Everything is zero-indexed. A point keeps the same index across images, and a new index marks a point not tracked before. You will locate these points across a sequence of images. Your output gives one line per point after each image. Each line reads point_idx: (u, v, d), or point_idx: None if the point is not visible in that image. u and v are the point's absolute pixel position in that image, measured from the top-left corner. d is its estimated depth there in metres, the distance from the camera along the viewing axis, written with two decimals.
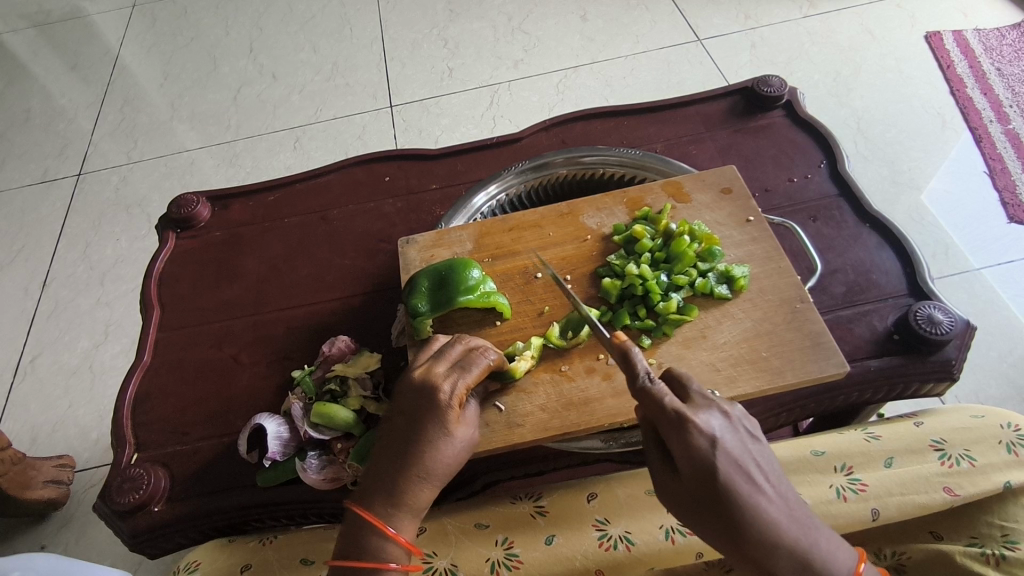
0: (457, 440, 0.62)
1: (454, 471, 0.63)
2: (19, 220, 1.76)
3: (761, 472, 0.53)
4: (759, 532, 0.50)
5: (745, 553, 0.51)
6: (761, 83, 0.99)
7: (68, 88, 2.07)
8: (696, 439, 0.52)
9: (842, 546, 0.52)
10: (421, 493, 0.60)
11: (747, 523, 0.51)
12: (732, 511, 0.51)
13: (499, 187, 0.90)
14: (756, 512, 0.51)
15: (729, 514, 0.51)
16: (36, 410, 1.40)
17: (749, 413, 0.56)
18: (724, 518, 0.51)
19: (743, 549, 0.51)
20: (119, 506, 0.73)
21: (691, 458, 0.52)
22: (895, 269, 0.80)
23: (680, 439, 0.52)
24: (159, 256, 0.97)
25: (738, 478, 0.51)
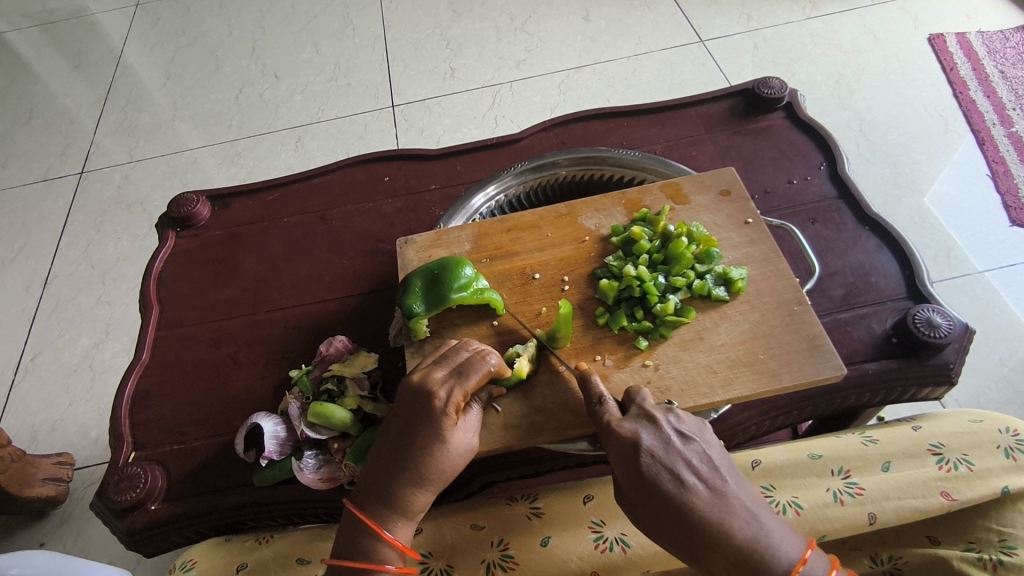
0: (460, 449, 0.62)
1: (451, 477, 0.63)
2: (21, 218, 1.76)
3: (692, 467, 0.56)
4: (688, 524, 0.54)
5: (684, 548, 0.55)
6: (762, 85, 0.99)
7: (71, 87, 2.08)
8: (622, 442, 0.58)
9: (785, 537, 0.54)
10: (418, 499, 0.61)
11: (674, 516, 0.55)
12: (659, 506, 0.55)
13: (498, 187, 0.90)
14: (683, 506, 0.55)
15: (657, 510, 0.56)
16: (36, 407, 1.41)
17: (683, 417, 0.59)
18: (654, 514, 0.56)
19: (676, 541, 0.55)
20: (117, 504, 0.73)
21: (621, 458, 0.58)
22: (893, 272, 0.80)
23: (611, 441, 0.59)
24: (158, 256, 0.97)
25: (664, 475, 0.56)
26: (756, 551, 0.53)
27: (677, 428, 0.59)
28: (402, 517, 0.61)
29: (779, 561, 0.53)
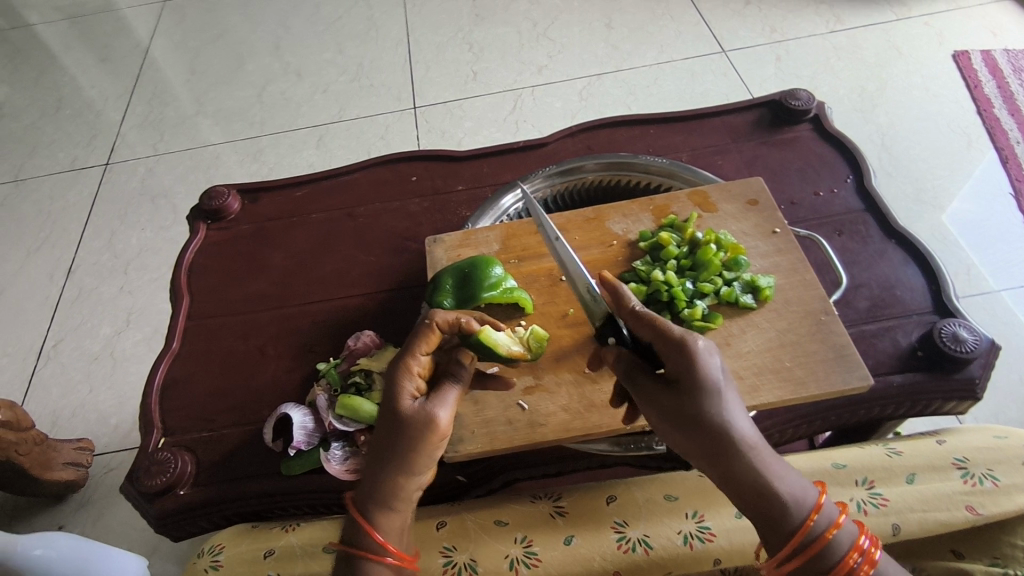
0: (410, 422, 0.59)
1: (409, 447, 0.59)
2: (47, 207, 1.80)
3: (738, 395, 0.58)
4: (744, 445, 0.55)
5: (721, 458, 0.55)
6: (789, 96, 1.00)
7: (98, 81, 2.11)
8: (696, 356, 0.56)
9: (801, 476, 0.57)
10: (386, 480, 0.59)
11: (736, 436, 0.55)
12: (724, 423, 0.55)
13: (527, 189, 0.91)
14: (741, 428, 0.55)
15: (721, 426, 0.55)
16: (58, 392, 1.43)
17: None
18: (719, 431, 0.55)
19: (719, 451, 0.55)
20: (148, 488, 0.74)
21: (688, 374, 0.56)
22: (919, 286, 0.80)
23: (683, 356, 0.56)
24: (189, 247, 0.99)
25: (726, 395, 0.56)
26: (791, 482, 0.55)
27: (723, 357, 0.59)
28: (382, 505, 0.59)
29: (807, 498, 0.55)
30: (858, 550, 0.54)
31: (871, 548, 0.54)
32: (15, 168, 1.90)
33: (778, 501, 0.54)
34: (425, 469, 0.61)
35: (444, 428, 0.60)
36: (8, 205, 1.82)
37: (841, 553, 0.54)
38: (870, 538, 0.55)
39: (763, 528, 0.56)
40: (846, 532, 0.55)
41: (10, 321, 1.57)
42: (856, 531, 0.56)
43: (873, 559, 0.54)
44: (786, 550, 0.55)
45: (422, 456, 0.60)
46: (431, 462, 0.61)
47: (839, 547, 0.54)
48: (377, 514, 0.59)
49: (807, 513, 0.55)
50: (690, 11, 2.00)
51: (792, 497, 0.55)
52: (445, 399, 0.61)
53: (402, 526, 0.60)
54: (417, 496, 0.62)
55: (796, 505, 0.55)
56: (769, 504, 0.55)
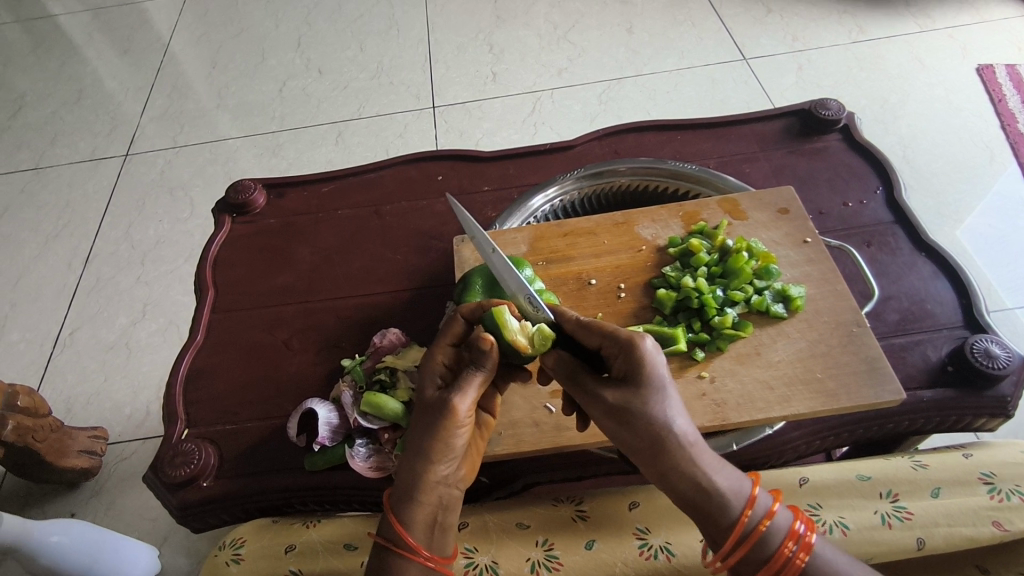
0: (430, 407, 0.60)
1: (423, 430, 0.59)
2: (66, 196, 1.81)
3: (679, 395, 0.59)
4: (681, 443, 0.55)
5: (658, 455, 0.55)
6: (819, 106, 1.00)
7: (120, 72, 2.13)
8: (641, 354, 0.57)
9: (738, 471, 0.57)
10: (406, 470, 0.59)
11: (677, 434, 0.55)
12: (664, 419, 0.55)
13: (557, 191, 0.91)
14: (682, 424, 0.56)
15: (661, 421, 0.55)
16: (74, 380, 1.44)
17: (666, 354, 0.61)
18: (659, 426, 0.55)
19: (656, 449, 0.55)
20: (171, 479, 0.74)
21: (633, 371, 0.57)
22: (950, 300, 0.80)
23: (629, 353, 0.57)
24: (215, 240, 1.00)
25: (669, 393, 0.57)
26: (730, 476, 0.56)
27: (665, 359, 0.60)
28: (405, 496, 0.59)
29: (744, 490, 0.56)
30: (794, 538, 0.55)
31: (808, 535, 0.56)
32: (35, 157, 1.92)
33: (718, 495, 0.55)
34: (450, 460, 0.60)
35: (462, 412, 0.59)
36: (28, 192, 1.83)
37: (777, 542, 0.55)
38: (806, 523, 0.56)
39: (703, 522, 0.56)
40: (780, 521, 0.56)
41: (27, 308, 1.58)
42: (789, 519, 0.56)
43: (809, 546, 0.55)
44: (727, 544, 0.55)
45: (441, 443, 0.59)
46: (455, 454, 0.60)
47: (774, 537, 0.55)
48: (400, 506, 0.59)
49: (741, 509, 0.55)
50: (712, 18, 1.99)
51: (730, 491, 0.55)
52: (465, 382, 0.60)
53: (431, 522, 0.59)
54: (448, 494, 0.60)
55: (733, 498, 0.55)
56: (708, 498, 0.55)
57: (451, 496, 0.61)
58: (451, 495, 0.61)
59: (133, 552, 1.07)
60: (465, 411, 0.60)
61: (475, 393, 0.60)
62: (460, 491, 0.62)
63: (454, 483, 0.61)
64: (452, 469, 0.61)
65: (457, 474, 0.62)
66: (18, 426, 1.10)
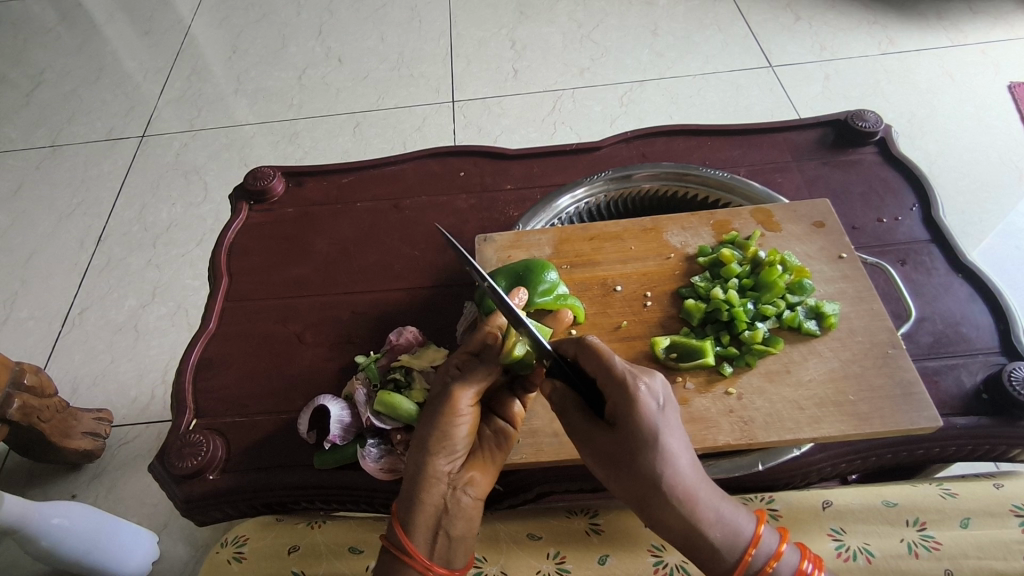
0: (433, 400, 0.61)
1: (429, 427, 0.59)
2: (81, 174, 1.80)
3: (680, 435, 0.55)
4: (676, 495, 0.54)
5: (647, 506, 0.55)
6: (856, 117, 0.97)
7: (139, 53, 2.12)
8: (633, 402, 0.53)
9: (741, 515, 0.57)
10: (408, 467, 0.58)
11: (669, 488, 0.53)
12: (655, 473, 0.53)
13: (585, 192, 0.89)
14: (675, 475, 0.54)
15: (650, 476, 0.53)
16: (81, 361, 1.43)
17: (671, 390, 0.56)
18: (650, 481, 0.53)
19: (645, 500, 0.54)
20: (177, 470, 0.73)
21: (625, 420, 0.54)
22: (986, 325, 0.77)
23: (622, 398, 0.54)
24: (231, 227, 0.98)
25: (664, 442, 0.53)
26: (725, 526, 0.55)
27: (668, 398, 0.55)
28: (405, 495, 0.57)
29: (744, 538, 0.56)
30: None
31: (816, 574, 0.56)
32: (52, 134, 1.91)
33: (710, 544, 0.55)
34: (452, 456, 0.59)
35: (462, 402, 0.59)
36: (44, 169, 1.82)
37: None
38: (813, 561, 0.57)
39: (697, 562, 0.57)
40: (788, 561, 0.57)
41: (37, 286, 1.57)
42: (797, 558, 0.57)
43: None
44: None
45: (441, 435, 0.59)
46: (456, 450, 0.59)
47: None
48: (400, 506, 0.57)
49: (744, 551, 0.56)
50: (738, 23, 1.96)
51: (723, 540, 0.55)
52: (470, 376, 0.60)
53: (434, 527, 0.57)
54: (453, 497, 0.58)
55: (731, 547, 0.55)
56: (701, 545, 0.55)
57: (458, 500, 0.58)
58: (457, 499, 0.58)
59: (128, 527, 1.07)
60: (467, 403, 0.59)
61: (478, 385, 0.60)
62: (470, 497, 0.59)
63: (460, 486, 0.59)
64: (456, 469, 0.59)
65: (464, 477, 0.60)
66: (24, 405, 1.09)
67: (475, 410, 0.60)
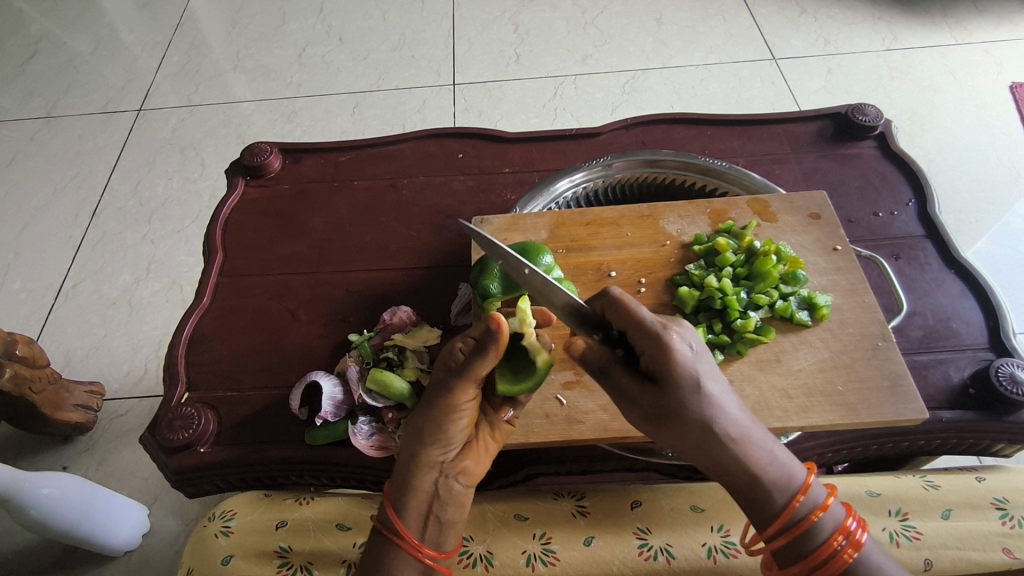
0: (434, 389, 0.58)
1: (427, 421, 0.57)
2: (76, 147, 1.78)
3: (721, 376, 0.54)
4: (731, 438, 0.53)
5: (705, 451, 0.54)
6: (857, 110, 0.97)
7: (137, 26, 2.09)
8: (675, 353, 0.52)
9: (792, 456, 0.55)
10: (404, 452, 0.58)
11: (724, 430, 0.53)
12: (708, 420, 0.52)
13: (583, 176, 0.89)
14: (728, 419, 0.53)
15: (710, 427, 0.52)
16: (74, 334, 1.42)
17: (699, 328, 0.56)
18: (705, 429, 0.52)
19: (701, 448, 0.54)
20: (168, 442, 0.73)
21: (668, 373, 0.52)
22: (976, 321, 0.78)
23: (663, 350, 0.52)
24: (227, 202, 0.97)
25: (711, 387, 0.53)
26: (777, 467, 0.54)
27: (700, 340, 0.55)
28: (399, 479, 0.58)
29: (798, 476, 0.54)
30: (844, 533, 0.54)
31: (858, 532, 0.54)
32: (47, 105, 1.89)
33: (765, 487, 0.54)
34: (447, 448, 0.58)
35: (462, 399, 0.57)
36: (39, 140, 1.81)
37: (826, 534, 0.54)
38: (857, 520, 0.54)
39: (749, 509, 0.56)
40: (832, 515, 0.54)
41: (30, 257, 1.56)
42: (841, 515, 0.55)
43: (858, 544, 0.53)
44: (772, 529, 0.55)
45: (434, 427, 0.57)
46: (452, 440, 0.58)
47: (825, 527, 0.54)
48: (393, 489, 0.58)
49: (796, 492, 0.54)
50: (743, 14, 1.95)
51: (779, 478, 0.54)
52: (471, 371, 0.55)
53: (425, 513, 0.57)
54: (447, 485, 0.58)
55: (781, 490, 0.54)
56: (757, 489, 0.54)
57: (451, 489, 0.58)
58: (447, 486, 0.58)
59: (113, 493, 1.08)
60: (470, 397, 0.57)
61: (476, 381, 0.56)
62: (462, 485, 0.59)
63: (452, 475, 0.59)
64: (451, 459, 0.59)
65: (458, 466, 0.59)
66: (15, 374, 1.09)
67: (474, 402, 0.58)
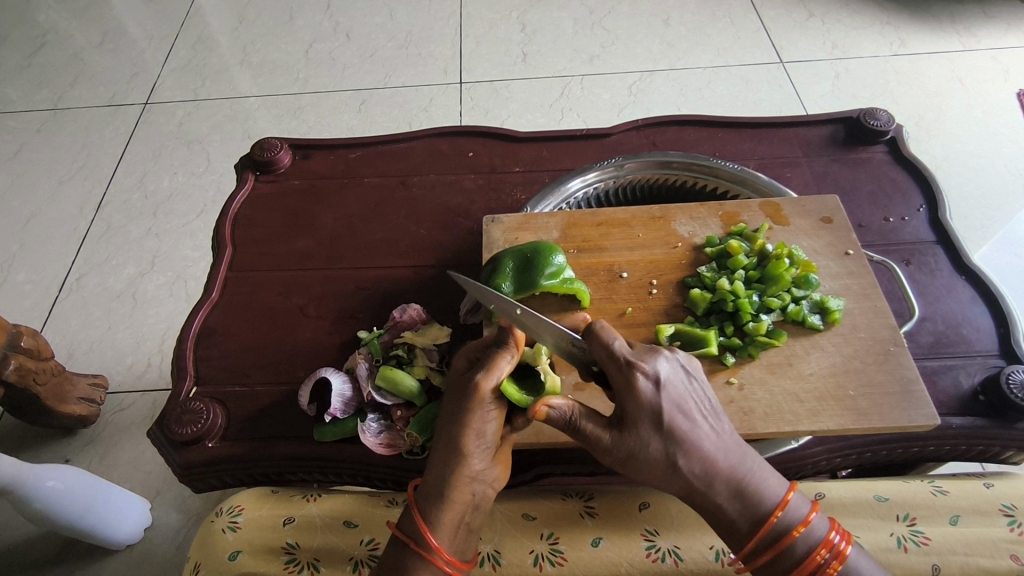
0: (458, 390, 0.57)
1: (460, 430, 0.56)
2: (82, 139, 1.78)
3: (694, 412, 0.55)
4: (695, 473, 0.55)
5: (668, 484, 0.56)
6: (869, 115, 0.97)
7: (144, 19, 2.09)
8: (639, 391, 0.53)
9: (767, 477, 0.56)
10: (437, 465, 0.57)
11: (687, 467, 0.54)
12: (670, 460, 0.54)
13: (595, 177, 0.89)
14: (693, 457, 0.54)
15: (673, 463, 0.54)
16: (77, 326, 1.42)
17: (682, 360, 0.56)
18: (667, 466, 0.54)
19: (664, 483, 0.56)
20: (177, 436, 0.73)
21: (630, 409, 0.54)
22: (987, 327, 0.78)
23: (626, 386, 0.53)
24: (236, 196, 0.97)
25: (676, 424, 0.54)
26: (745, 498, 0.55)
27: (681, 373, 0.55)
28: (432, 493, 0.57)
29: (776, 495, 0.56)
30: (828, 547, 0.56)
31: (842, 545, 0.56)
32: (54, 97, 1.89)
33: (726, 515, 0.56)
34: (483, 456, 0.57)
35: (486, 398, 0.56)
36: (45, 132, 1.80)
37: (809, 547, 0.56)
38: (841, 534, 0.57)
39: (716, 528, 0.58)
40: (815, 530, 0.56)
41: (35, 249, 1.56)
42: (824, 528, 0.57)
43: (843, 556, 0.56)
44: (749, 549, 0.57)
45: (465, 432, 0.56)
46: (482, 446, 0.57)
47: (805, 542, 0.56)
48: (427, 503, 0.57)
49: (771, 511, 0.56)
50: (751, 17, 1.94)
51: (747, 508, 0.56)
52: (495, 364, 0.56)
53: (457, 523, 0.57)
54: (482, 493, 0.58)
55: (747, 516, 0.56)
56: (719, 514, 0.57)
57: (484, 494, 0.58)
58: (482, 493, 0.58)
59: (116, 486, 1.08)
60: (490, 394, 0.56)
61: (500, 376, 0.56)
62: (494, 489, 0.59)
63: (486, 481, 0.58)
64: (486, 466, 0.58)
65: (492, 473, 0.59)
66: (20, 366, 1.08)
67: (499, 401, 0.57)
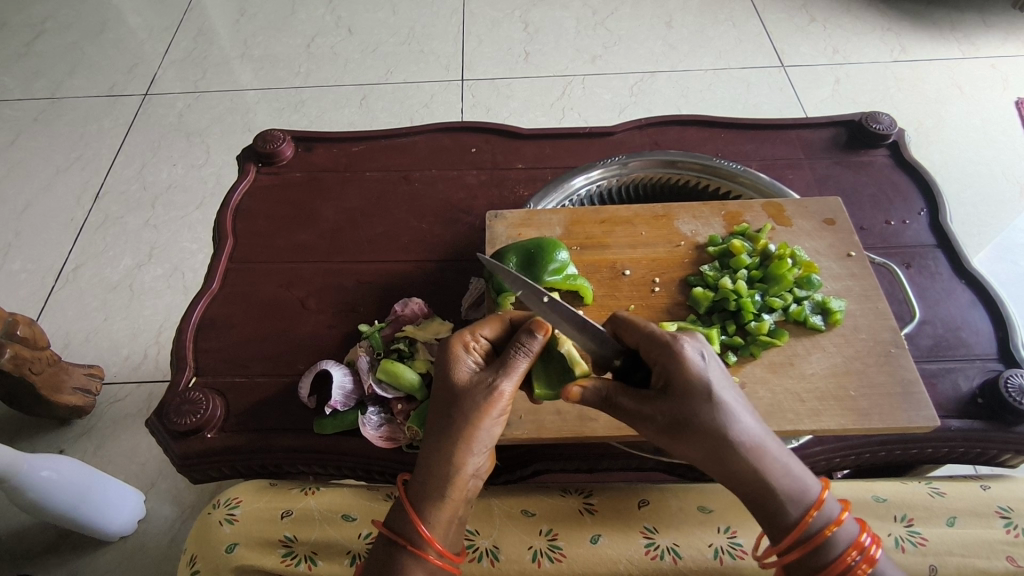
0: (467, 390, 0.57)
1: (467, 430, 0.56)
2: (82, 128, 1.77)
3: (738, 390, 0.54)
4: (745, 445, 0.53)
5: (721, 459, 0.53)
6: (871, 118, 0.97)
7: (144, 10, 2.08)
8: (686, 362, 0.53)
9: (806, 471, 0.55)
10: (437, 467, 0.55)
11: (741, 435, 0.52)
12: (721, 426, 0.52)
13: (600, 174, 0.89)
14: (744, 426, 0.53)
15: (725, 429, 0.52)
16: (73, 316, 1.42)
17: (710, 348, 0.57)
18: (721, 434, 0.52)
19: (718, 456, 0.53)
20: (176, 427, 0.73)
21: (677, 379, 0.53)
22: (986, 331, 0.78)
23: (670, 359, 0.53)
24: (237, 188, 0.97)
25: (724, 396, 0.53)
26: (793, 475, 0.54)
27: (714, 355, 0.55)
28: (432, 492, 0.56)
29: (808, 493, 0.54)
30: (858, 549, 0.54)
31: (871, 548, 0.54)
32: (52, 86, 1.87)
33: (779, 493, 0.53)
34: (480, 451, 0.57)
35: (499, 400, 0.57)
36: (42, 121, 1.79)
37: (839, 549, 0.54)
38: (871, 536, 0.55)
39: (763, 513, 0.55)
40: (846, 529, 0.55)
41: (31, 238, 1.55)
42: (855, 529, 0.55)
43: (873, 559, 0.54)
44: (788, 541, 0.55)
45: (476, 432, 0.56)
46: (487, 446, 0.58)
47: (836, 544, 0.54)
48: (422, 500, 0.56)
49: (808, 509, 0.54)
50: (754, 21, 1.95)
51: (799, 483, 0.54)
52: (513, 367, 0.57)
53: (451, 519, 0.57)
54: (473, 486, 0.58)
55: (799, 497, 0.54)
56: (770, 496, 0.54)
57: (475, 487, 0.59)
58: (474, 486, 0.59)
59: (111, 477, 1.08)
60: (506, 398, 0.57)
61: (514, 379, 0.57)
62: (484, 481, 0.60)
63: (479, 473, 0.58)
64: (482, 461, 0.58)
65: (484, 466, 0.59)
66: (16, 355, 1.07)
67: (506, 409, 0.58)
